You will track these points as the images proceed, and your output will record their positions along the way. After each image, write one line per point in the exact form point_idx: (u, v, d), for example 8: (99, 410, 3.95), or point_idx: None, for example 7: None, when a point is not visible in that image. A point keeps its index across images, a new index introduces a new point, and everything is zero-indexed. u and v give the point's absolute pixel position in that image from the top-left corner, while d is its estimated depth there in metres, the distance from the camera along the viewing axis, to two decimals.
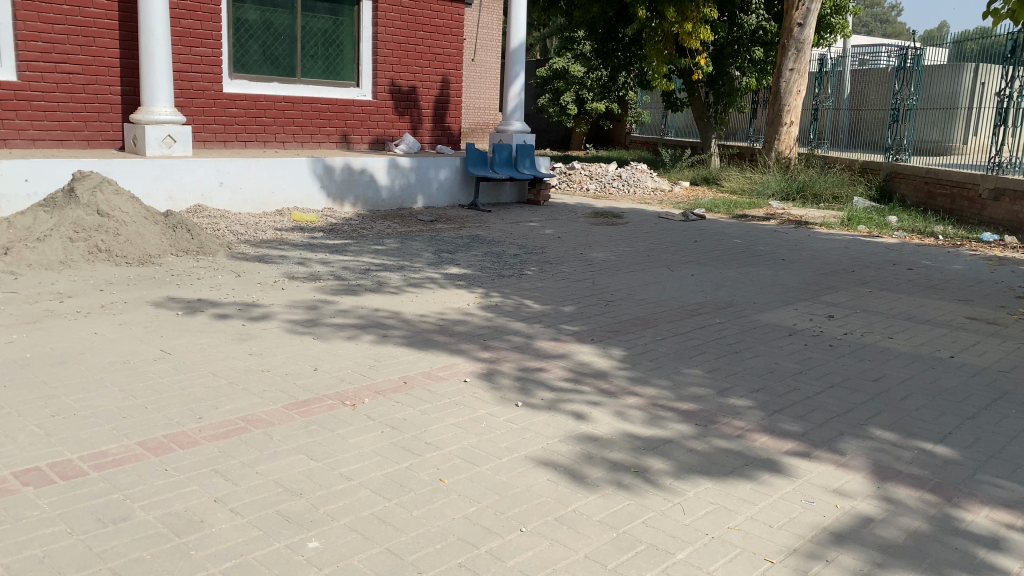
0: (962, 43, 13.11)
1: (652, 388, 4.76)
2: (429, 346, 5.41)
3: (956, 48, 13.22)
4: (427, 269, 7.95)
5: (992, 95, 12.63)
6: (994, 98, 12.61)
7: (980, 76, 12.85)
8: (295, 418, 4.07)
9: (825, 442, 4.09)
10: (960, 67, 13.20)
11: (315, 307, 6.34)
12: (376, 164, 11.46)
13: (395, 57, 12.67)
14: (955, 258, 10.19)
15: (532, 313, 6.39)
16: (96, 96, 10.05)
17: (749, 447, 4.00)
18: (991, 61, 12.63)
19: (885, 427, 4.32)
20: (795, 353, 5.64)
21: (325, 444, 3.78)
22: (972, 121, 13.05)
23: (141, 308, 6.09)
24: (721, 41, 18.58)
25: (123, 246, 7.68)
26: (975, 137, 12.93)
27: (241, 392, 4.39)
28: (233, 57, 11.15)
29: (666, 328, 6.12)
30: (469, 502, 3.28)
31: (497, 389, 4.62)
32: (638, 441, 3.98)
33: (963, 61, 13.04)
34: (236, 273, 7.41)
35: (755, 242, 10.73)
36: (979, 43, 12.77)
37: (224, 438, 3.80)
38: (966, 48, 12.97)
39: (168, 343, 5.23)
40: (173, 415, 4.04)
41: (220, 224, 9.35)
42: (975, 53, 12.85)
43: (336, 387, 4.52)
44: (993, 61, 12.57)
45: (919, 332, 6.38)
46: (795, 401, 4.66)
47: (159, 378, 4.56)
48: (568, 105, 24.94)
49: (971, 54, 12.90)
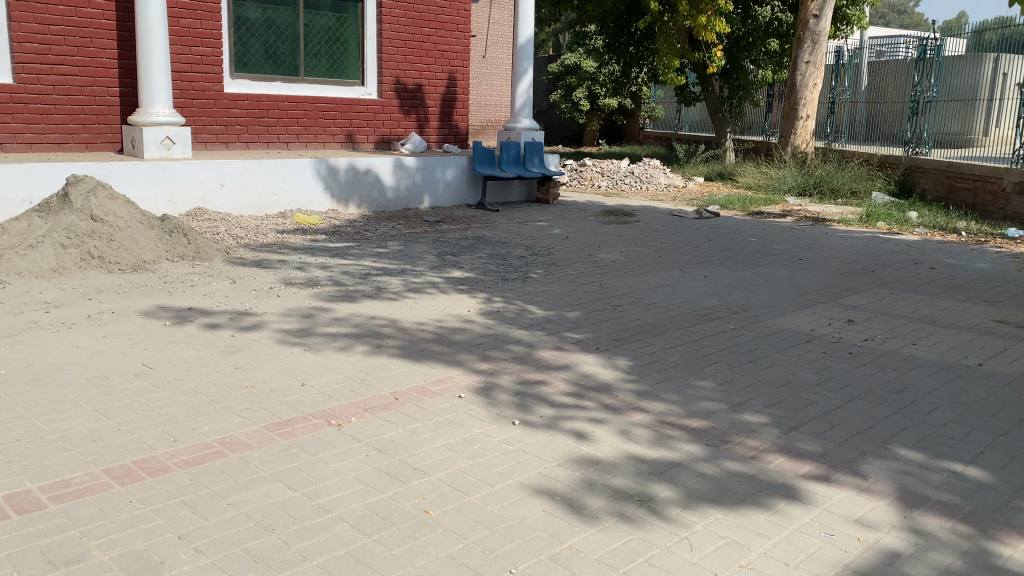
0: (983, 32, 12.57)
1: (661, 404, 4.47)
2: (425, 357, 5.13)
3: (977, 38, 12.68)
4: (428, 273, 7.69)
5: (1012, 86, 12.32)
6: (1017, 88, 12.27)
7: (1000, 67, 12.38)
8: (277, 440, 3.81)
9: (846, 463, 3.79)
10: (980, 58, 12.71)
11: (310, 315, 6.08)
12: (382, 165, 11.23)
13: (400, 55, 12.42)
14: (979, 256, 9.83)
15: (536, 320, 6.10)
16: (93, 98, 9.85)
17: (764, 470, 3.70)
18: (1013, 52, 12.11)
19: (911, 446, 4.01)
20: (813, 362, 5.34)
21: (305, 470, 3.52)
22: (995, 113, 12.72)
23: (129, 318, 5.85)
24: (735, 34, 18.20)
25: (117, 252, 7.45)
26: (998, 129, 12.61)
27: (221, 411, 4.13)
28: (233, 57, 10.90)
29: (676, 336, 5.82)
30: (455, 538, 3.01)
31: (493, 406, 4.34)
32: (643, 465, 3.69)
33: (984, 51, 12.47)
34: (231, 279, 7.17)
35: (771, 240, 10.41)
36: (999, 33, 12.20)
37: (198, 463, 3.54)
38: (986, 38, 12.46)
39: (151, 357, 4.99)
40: (147, 438, 3.78)
41: (220, 227, 9.12)
42: (996, 44, 12.30)
43: (322, 405, 4.25)
44: (1009, 51, 12.12)
45: (944, 337, 6.05)
46: (813, 417, 4.35)
47: (136, 397, 4.31)
48: (581, 102, 24.49)
49: (992, 45, 12.37)
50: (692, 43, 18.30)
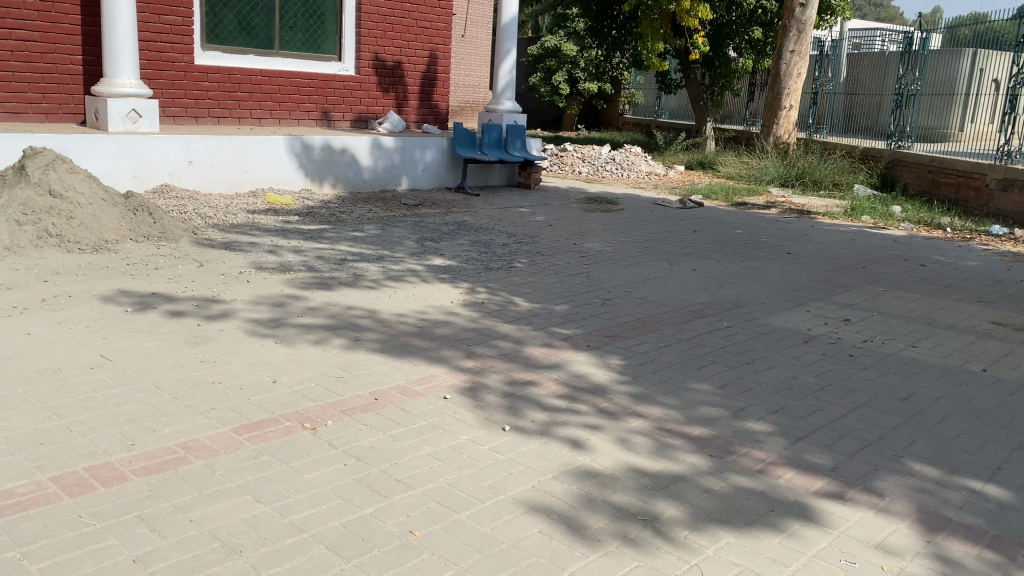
0: (957, 28, 12.74)
1: (659, 408, 4.20)
2: (406, 353, 4.81)
3: (951, 33, 12.93)
4: (408, 260, 7.35)
5: (989, 81, 12.31)
6: (994, 85, 12.26)
7: (978, 62, 12.35)
8: (245, 446, 3.48)
9: (860, 479, 3.54)
10: (957, 53, 12.77)
11: (282, 304, 5.73)
12: (358, 144, 10.83)
13: (380, 31, 12.00)
14: (967, 253, 9.67)
15: (522, 314, 5.81)
16: (54, 66, 9.34)
17: (773, 486, 3.44)
18: (988, 47, 12.21)
19: (926, 461, 3.77)
20: (813, 364, 5.10)
21: (277, 481, 3.20)
22: (969, 108, 12.72)
23: (87, 303, 5.46)
24: (718, 21, 17.90)
25: (77, 231, 7.03)
26: (973, 124, 12.62)
27: (184, 411, 3.78)
28: (205, 27, 10.44)
29: (669, 333, 5.55)
30: (444, 564, 2.72)
31: (481, 408, 4.03)
32: (645, 479, 3.41)
33: (959, 46, 12.58)
34: (199, 262, 6.78)
35: (758, 233, 10.19)
36: (973, 29, 12.39)
37: (158, 472, 3.21)
38: (961, 33, 12.57)
39: (109, 347, 4.61)
40: (100, 441, 3.43)
41: (187, 206, 8.69)
42: (969, 39, 12.44)
43: (295, 405, 3.92)
44: (983, 46, 12.25)
45: (944, 339, 5.85)
46: (819, 426, 4.10)
47: (91, 392, 3.94)
48: (561, 85, 24.10)
49: (965, 40, 12.51)
50: (675, 29, 18.00)
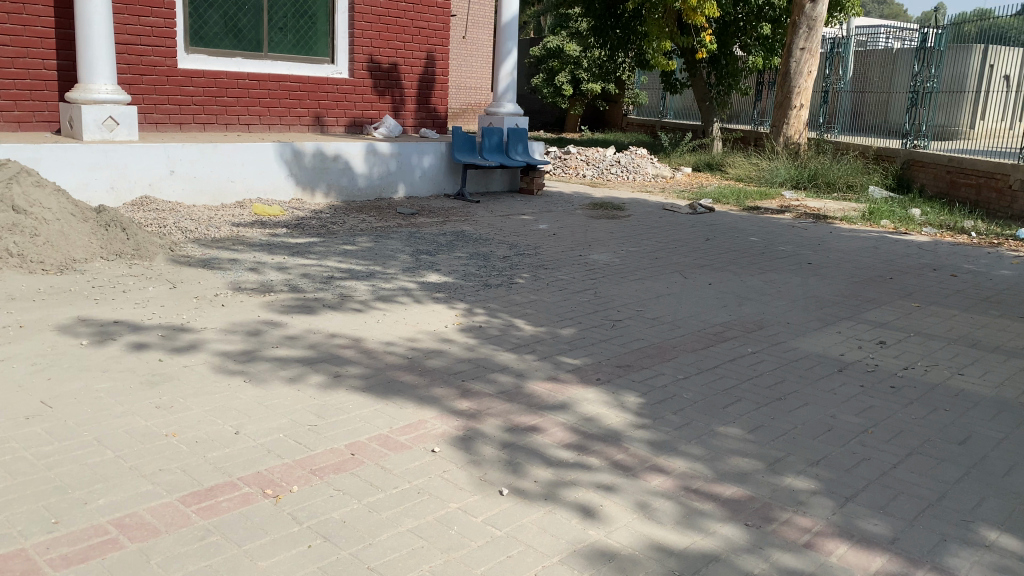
0: (961, 25, 12.62)
1: (682, 461, 3.62)
2: (393, 393, 4.23)
3: (957, 29, 12.71)
4: (401, 276, 6.79)
5: (1000, 78, 11.75)
6: (1004, 81, 11.73)
7: (989, 58, 11.87)
8: (193, 522, 2.91)
9: (927, 555, 2.97)
10: (965, 49, 12.51)
11: (257, 332, 5.16)
12: (353, 150, 10.27)
13: (374, 31, 11.44)
14: (998, 261, 9.10)
15: (524, 340, 5.23)
16: (26, 71, 8.78)
17: (825, 567, 2.86)
18: (995, 43, 11.76)
19: (1001, 528, 3.19)
20: (854, 399, 4.51)
21: (225, 572, 2.63)
22: (979, 105, 12.24)
23: (39, 334, 4.91)
24: (725, 18, 17.33)
25: (42, 249, 6.47)
26: (981, 122, 12.18)
27: (126, 475, 3.21)
28: (189, 30, 9.88)
29: (688, 363, 4.96)
30: None
31: (476, 465, 3.46)
32: (672, 561, 2.84)
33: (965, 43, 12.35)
34: (172, 283, 6.22)
35: (774, 240, 9.61)
36: (977, 25, 12.11)
37: (80, 562, 2.64)
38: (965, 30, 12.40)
39: (52, 390, 4.04)
40: (16, 519, 2.87)
41: (167, 219, 8.13)
42: (974, 35, 12.21)
43: (256, 465, 3.35)
44: (992, 42, 11.78)
45: (994, 365, 5.27)
46: (869, 481, 3.52)
47: (20, 452, 3.38)
48: (564, 86, 23.52)
49: (971, 36, 12.28)
50: (681, 27, 17.41)
